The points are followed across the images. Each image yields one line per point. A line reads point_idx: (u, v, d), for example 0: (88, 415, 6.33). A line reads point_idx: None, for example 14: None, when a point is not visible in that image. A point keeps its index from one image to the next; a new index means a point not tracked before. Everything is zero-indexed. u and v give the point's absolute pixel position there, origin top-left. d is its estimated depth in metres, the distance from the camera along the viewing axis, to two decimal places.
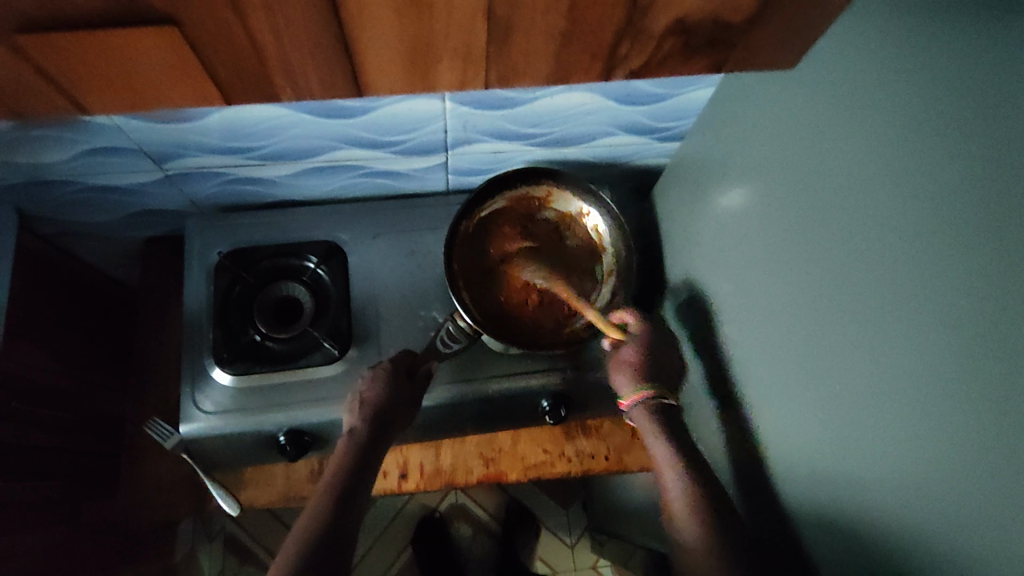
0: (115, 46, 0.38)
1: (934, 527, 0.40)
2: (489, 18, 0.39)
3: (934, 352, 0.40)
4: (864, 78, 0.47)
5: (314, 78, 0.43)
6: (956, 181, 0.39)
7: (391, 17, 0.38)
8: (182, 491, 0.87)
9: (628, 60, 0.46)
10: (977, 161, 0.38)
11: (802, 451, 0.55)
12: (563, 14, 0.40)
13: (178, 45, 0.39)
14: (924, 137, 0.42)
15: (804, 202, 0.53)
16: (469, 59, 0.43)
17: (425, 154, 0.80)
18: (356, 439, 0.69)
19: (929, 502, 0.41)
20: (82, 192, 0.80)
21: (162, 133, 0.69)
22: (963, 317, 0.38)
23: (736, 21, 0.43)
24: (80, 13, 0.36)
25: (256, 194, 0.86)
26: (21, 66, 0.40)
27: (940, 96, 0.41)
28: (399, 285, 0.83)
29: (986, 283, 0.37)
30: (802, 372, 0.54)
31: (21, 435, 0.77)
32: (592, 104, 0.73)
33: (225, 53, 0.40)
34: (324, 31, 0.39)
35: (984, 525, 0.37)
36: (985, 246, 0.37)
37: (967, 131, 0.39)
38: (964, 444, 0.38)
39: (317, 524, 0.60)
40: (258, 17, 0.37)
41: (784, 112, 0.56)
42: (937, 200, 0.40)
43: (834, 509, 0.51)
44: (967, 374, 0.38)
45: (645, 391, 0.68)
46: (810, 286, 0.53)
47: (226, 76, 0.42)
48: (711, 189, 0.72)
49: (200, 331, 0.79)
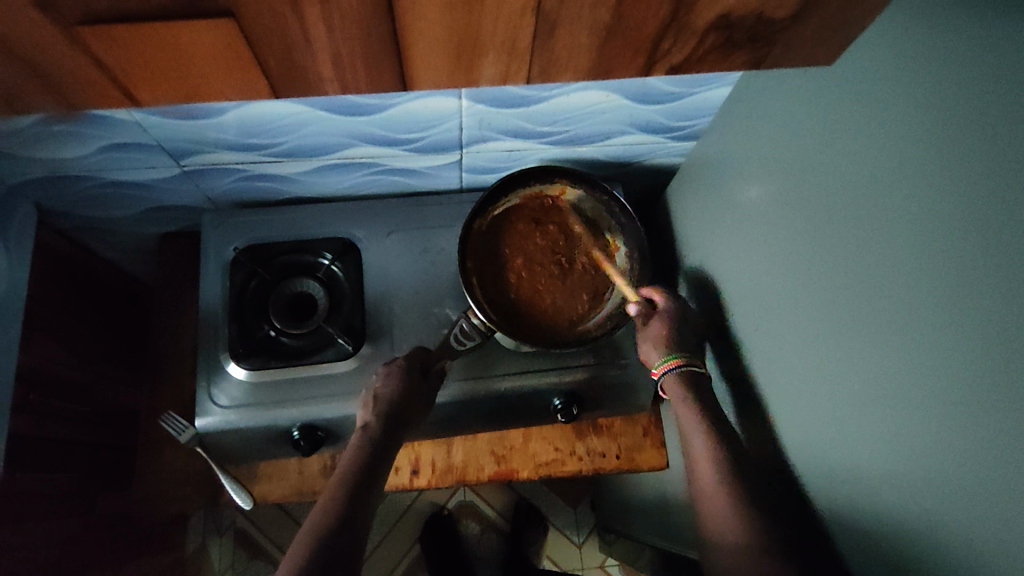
0: (170, 40, 0.39)
1: (946, 524, 0.41)
2: (537, 14, 0.39)
3: (950, 352, 0.40)
4: (886, 75, 0.47)
5: (360, 71, 0.44)
6: (975, 179, 0.39)
7: (441, 11, 0.38)
8: (197, 484, 0.87)
9: (668, 55, 0.46)
10: (992, 160, 0.38)
11: (817, 451, 0.55)
12: (609, 9, 0.40)
13: (236, 39, 0.39)
14: (944, 133, 0.41)
15: (821, 202, 0.53)
16: (514, 54, 0.44)
17: (441, 152, 0.81)
18: (369, 434, 0.69)
19: (943, 499, 0.41)
20: (101, 187, 0.80)
21: (182, 129, 0.69)
22: (982, 316, 0.38)
23: (777, 17, 0.43)
24: (142, 7, 0.36)
25: (271, 191, 0.87)
26: (77, 60, 0.40)
27: (960, 93, 0.40)
28: (414, 282, 0.83)
29: (1004, 281, 0.37)
30: (817, 373, 0.55)
31: (39, 428, 0.77)
32: (608, 103, 0.73)
33: (276, 47, 0.40)
34: (372, 24, 0.39)
35: (997, 523, 0.37)
36: (999, 244, 0.37)
37: (991, 127, 0.38)
38: (982, 443, 0.38)
39: (327, 518, 0.60)
40: (313, 12, 0.37)
41: (801, 110, 0.56)
42: (959, 198, 0.40)
43: (851, 510, 0.51)
44: (983, 373, 0.38)
45: (675, 360, 0.71)
46: (823, 287, 0.53)
47: (275, 71, 0.43)
48: (725, 188, 0.72)
49: (215, 326, 0.79)
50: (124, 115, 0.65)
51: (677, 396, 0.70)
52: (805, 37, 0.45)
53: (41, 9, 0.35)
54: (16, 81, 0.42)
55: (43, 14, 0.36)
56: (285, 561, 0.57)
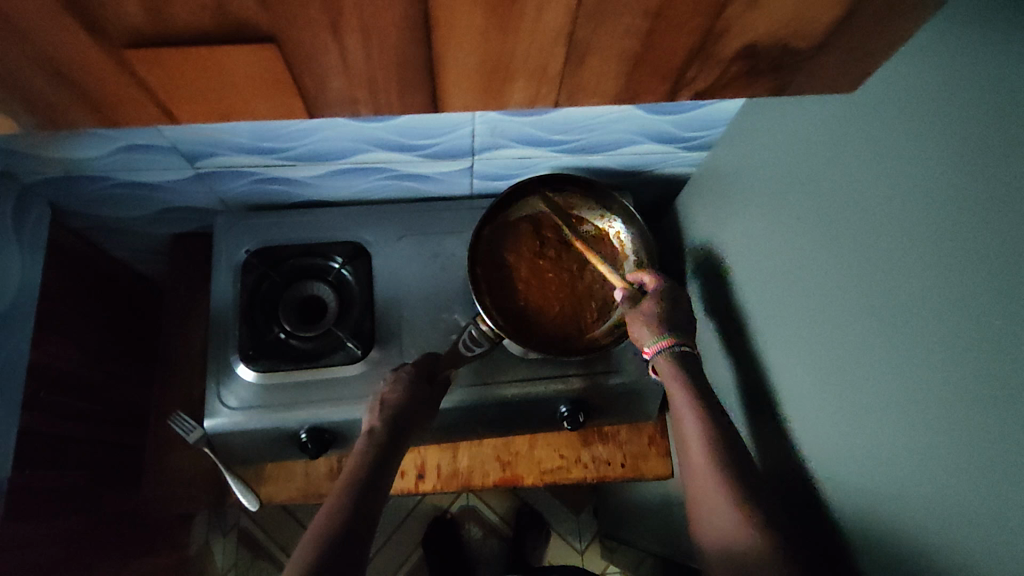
0: (215, 64, 0.40)
1: (956, 545, 0.41)
2: (569, 42, 0.40)
3: (958, 376, 0.40)
4: (900, 102, 0.47)
5: (393, 93, 0.44)
6: (987, 208, 0.39)
7: (478, 38, 0.39)
8: (203, 484, 0.88)
9: (692, 83, 0.46)
10: (999, 192, 0.38)
11: (826, 468, 0.55)
12: (640, 38, 0.40)
13: (276, 63, 0.40)
14: (959, 161, 0.41)
15: (832, 219, 0.53)
16: (544, 79, 0.44)
17: (452, 159, 0.81)
18: (374, 439, 0.70)
19: (955, 520, 0.41)
20: (115, 187, 0.81)
21: (197, 133, 0.70)
22: (987, 343, 0.38)
23: (803, 47, 0.43)
24: (188, 32, 0.37)
25: (284, 194, 0.87)
26: (123, 82, 0.41)
27: (975, 121, 0.40)
28: (423, 288, 0.84)
29: (1010, 308, 0.37)
30: (825, 388, 0.55)
31: (48, 426, 0.78)
32: (620, 113, 0.73)
33: (312, 71, 0.41)
34: (413, 50, 0.40)
35: (1004, 548, 0.37)
36: (1002, 273, 0.38)
37: (1005, 157, 0.38)
38: (991, 471, 0.38)
39: (333, 522, 0.60)
40: (354, 37, 0.38)
41: (814, 127, 0.56)
42: (971, 224, 0.40)
43: (860, 529, 0.51)
44: (991, 399, 0.38)
45: (668, 339, 0.70)
46: (834, 303, 0.53)
47: (316, 93, 0.43)
48: (736, 200, 0.72)
49: (226, 327, 0.80)
50: None
51: (668, 375, 0.69)
52: (829, 65, 0.45)
53: (91, 33, 0.36)
54: (65, 102, 0.42)
55: (93, 38, 0.37)
56: (288, 565, 0.57)
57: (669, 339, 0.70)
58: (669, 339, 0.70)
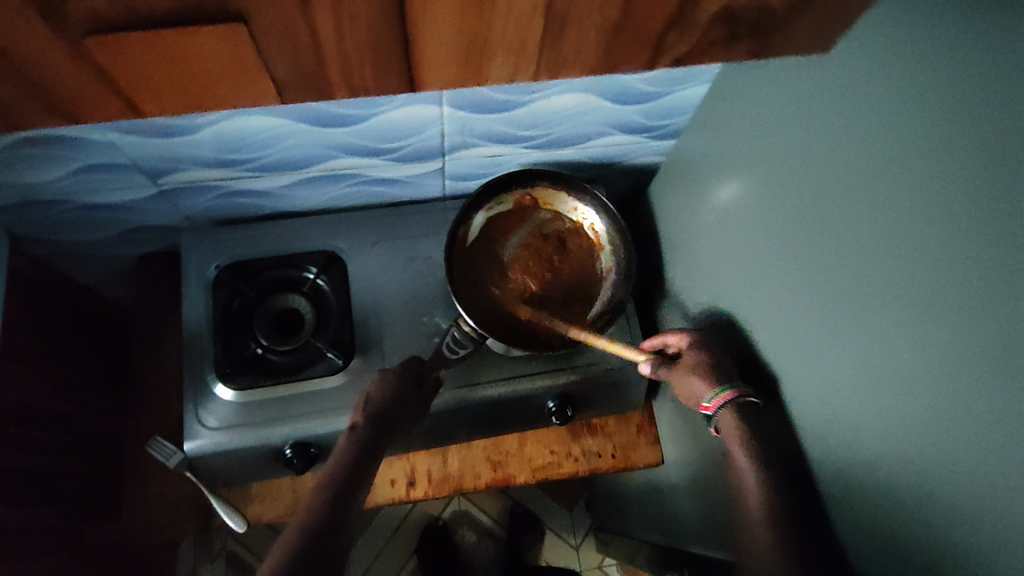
0: (178, 51, 0.38)
1: (956, 498, 0.41)
2: (547, 12, 0.40)
3: (942, 326, 0.41)
4: (865, 67, 0.47)
5: (369, 76, 0.43)
6: (967, 161, 0.39)
7: (454, 12, 0.39)
8: (187, 508, 0.85)
9: (672, 50, 0.46)
10: (980, 142, 0.39)
11: (814, 441, 0.55)
12: (620, 4, 0.40)
13: (245, 47, 0.39)
14: (936, 116, 0.42)
15: (806, 193, 0.54)
16: (522, 54, 0.43)
17: (423, 160, 0.80)
18: (355, 436, 0.70)
19: (950, 473, 0.41)
20: (74, 211, 0.79)
21: (158, 147, 0.68)
22: (975, 293, 0.39)
23: (781, 7, 0.43)
24: (150, 16, 0.36)
25: (252, 208, 0.86)
26: (83, 72, 0.39)
27: (950, 75, 0.41)
28: (401, 292, 0.83)
29: (999, 257, 0.37)
30: (809, 363, 0.55)
31: (20, 462, 0.75)
32: (588, 105, 0.74)
33: (287, 53, 0.40)
34: (386, 27, 0.39)
35: (1005, 496, 0.37)
36: (985, 222, 0.38)
37: (981, 108, 0.39)
38: (980, 424, 0.39)
39: (309, 526, 0.62)
40: (325, 17, 0.37)
41: (780, 104, 0.57)
42: (951, 179, 0.40)
43: (852, 495, 0.51)
44: (981, 350, 0.38)
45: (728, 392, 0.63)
46: (813, 277, 0.54)
47: (286, 77, 0.42)
48: (707, 184, 0.73)
49: (200, 347, 0.78)
50: (98, 135, 0.64)
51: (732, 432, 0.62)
52: (807, 26, 0.45)
53: (49, 22, 0.35)
54: (23, 99, 0.41)
55: (51, 28, 0.35)
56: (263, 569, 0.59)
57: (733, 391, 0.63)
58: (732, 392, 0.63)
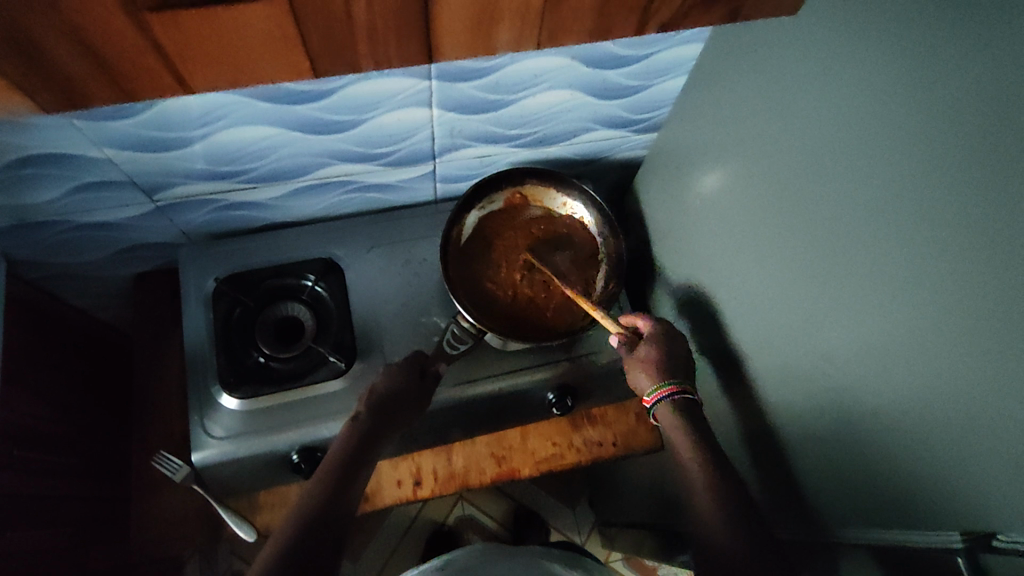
0: (230, 24, 0.43)
1: (935, 434, 0.43)
2: None
3: (906, 272, 0.44)
4: (825, 46, 0.51)
5: (394, 45, 0.48)
6: (921, 117, 0.42)
7: None
8: (197, 522, 0.86)
9: (657, 14, 0.52)
10: (931, 97, 0.42)
11: (803, 406, 0.57)
12: None
13: (287, 20, 0.43)
14: (895, 80, 0.44)
15: (780, 172, 0.57)
16: (527, 18, 0.49)
17: (414, 165, 0.83)
18: (357, 426, 0.70)
19: (924, 411, 0.44)
20: (72, 231, 0.80)
21: (152, 163, 0.70)
22: (937, 238, 0.41)
23: None
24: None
25: (248, 220, 0.87)
26: (142, 47, 0.43)
27: (901, 41, 0.44)
28: (398, 294, 0.85)
29: (955, 199, 0.40)
30: (793, 332, 0.58)
31: (27, 483, 0.75)
32: (571, 101, 0.76)
33: (323, 26, 0.44)
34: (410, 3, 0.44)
35: (977, 423, 0.40)
36: (940, 168, 0.41)
37: (931, 67, 0.42)
38: (950, 362, 0.41)
39: (311, 506, 0.60)
40: None
41: (753, 89, 0.60)
42: (913, 136, 0.43)
43: (841, 452, 0.53)
44: (943, 289, 0.41)
45: (669, 387, 0.69)
46: (793, 253, 0.56)
47: (319, 47, 0.46)
48: (688, 173, 0.76)
49: (203, 358, 0.79)
50: (95, 152, 0.66)
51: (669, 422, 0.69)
52: None
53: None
54: (85, 72, 0.45)
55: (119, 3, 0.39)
56: (264, 550, 0.57)
57: (676, 386, 0.69)
58: (675, 387, 0.69)
